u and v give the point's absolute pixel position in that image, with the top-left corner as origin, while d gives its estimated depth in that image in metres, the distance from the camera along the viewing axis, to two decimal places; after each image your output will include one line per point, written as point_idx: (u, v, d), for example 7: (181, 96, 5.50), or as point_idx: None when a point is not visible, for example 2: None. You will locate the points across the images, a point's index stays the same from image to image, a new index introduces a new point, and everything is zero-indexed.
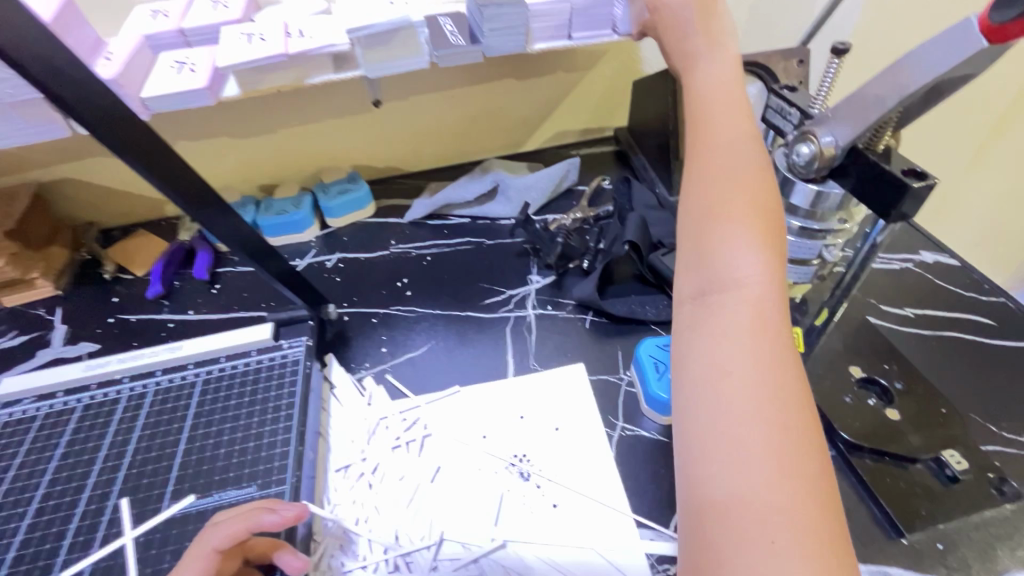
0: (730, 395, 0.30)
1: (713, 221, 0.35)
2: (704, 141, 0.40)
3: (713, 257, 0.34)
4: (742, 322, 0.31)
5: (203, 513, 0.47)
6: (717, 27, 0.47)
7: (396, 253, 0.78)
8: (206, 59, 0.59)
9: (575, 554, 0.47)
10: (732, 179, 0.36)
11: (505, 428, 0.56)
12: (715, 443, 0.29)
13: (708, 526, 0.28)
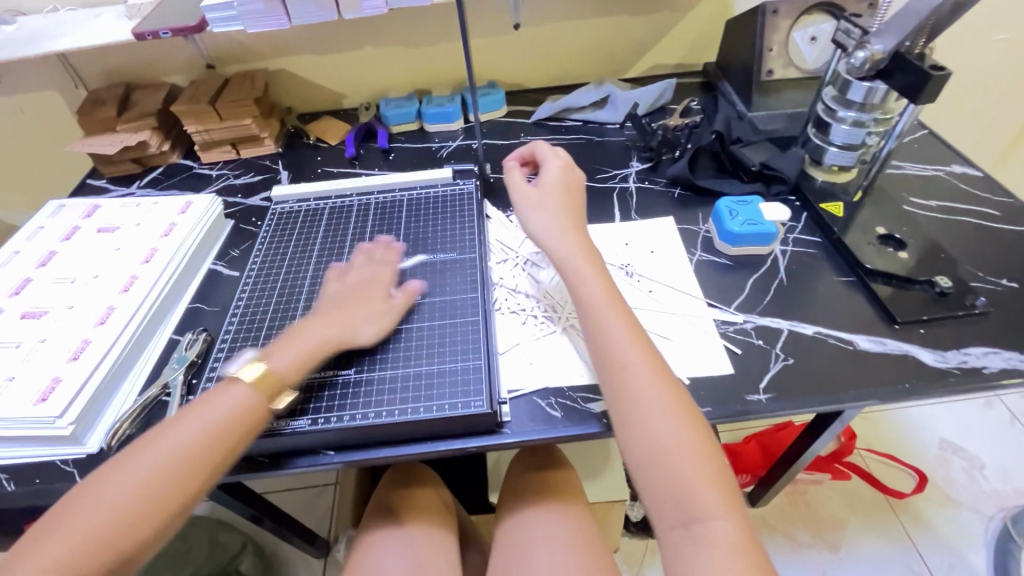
0: (639, 399, 0.53)
1: (644, 395, 0.53)
2: (611, 332, 0.57)
3: (651, 419, 0.52)
4: (623, 353, 0.55)
5: (425, 263, 0.72)
6: (575, 213, 0.68)
7: (526, 142, 1.01)
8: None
9: (665, 316, 0.69)
10: (637, 352, 0.55)
11: (616, 248, 0.78)
12: (681, 516, 0.48)
13: (694, 551, 0.46)
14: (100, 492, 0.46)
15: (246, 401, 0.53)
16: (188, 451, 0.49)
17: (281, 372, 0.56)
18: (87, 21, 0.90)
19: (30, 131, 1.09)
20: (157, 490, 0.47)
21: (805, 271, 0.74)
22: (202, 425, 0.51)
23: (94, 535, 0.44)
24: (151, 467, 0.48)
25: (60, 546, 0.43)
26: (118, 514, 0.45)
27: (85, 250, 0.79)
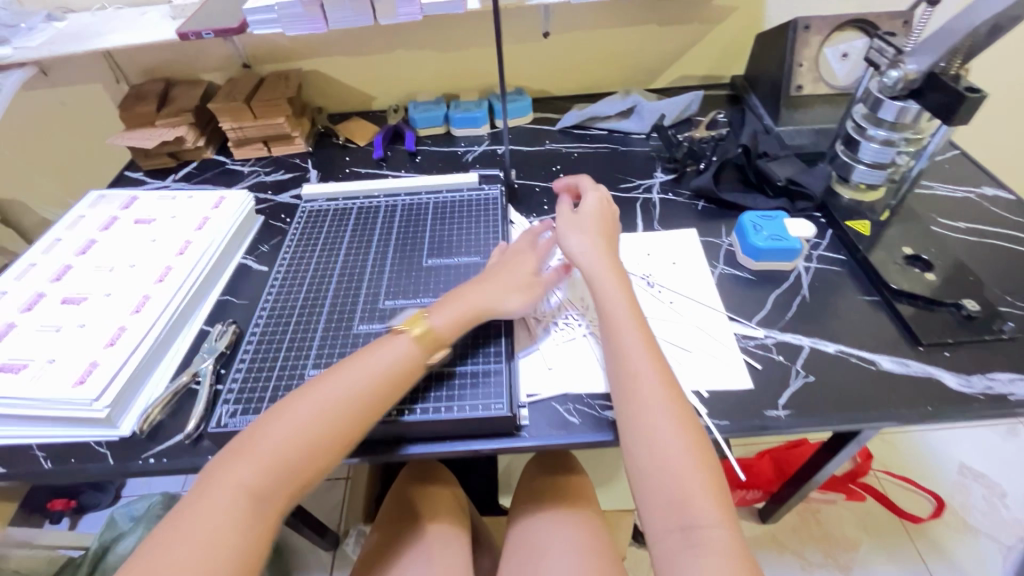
0: (645, 404, 0.55)
1: (650, 404, 0.54)
2: (624, 342, 0.58)
3: (652, 426, 0.53)
4: (637, 366, 0.57)
5: (450, 265, 0.73)
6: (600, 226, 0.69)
7: (551, 149, 1.02)
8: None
9: (686, 327, 0.69)
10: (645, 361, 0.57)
11: (638, 258, 0.79)
12: (677, 525, 0.49)
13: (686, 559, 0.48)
14: (279, 428, 0.51)
15: (409, 356, 0.57)
16: (360, 396, 0.54)
17: (444, 331, 0.60)
18: (133, 19, 0.93)
19: (73, 123, 1.13)
20: (326, 428, 0.52)
21: (828, 288, 0.74)
22: (372, 372, 0.55)
23: (280, 462, 0.50)
24: (319, 411, 0.52)
25: (252, 467, 0.49)
26: (292, 446, 0.51)
27: (124, 239, 0.82)
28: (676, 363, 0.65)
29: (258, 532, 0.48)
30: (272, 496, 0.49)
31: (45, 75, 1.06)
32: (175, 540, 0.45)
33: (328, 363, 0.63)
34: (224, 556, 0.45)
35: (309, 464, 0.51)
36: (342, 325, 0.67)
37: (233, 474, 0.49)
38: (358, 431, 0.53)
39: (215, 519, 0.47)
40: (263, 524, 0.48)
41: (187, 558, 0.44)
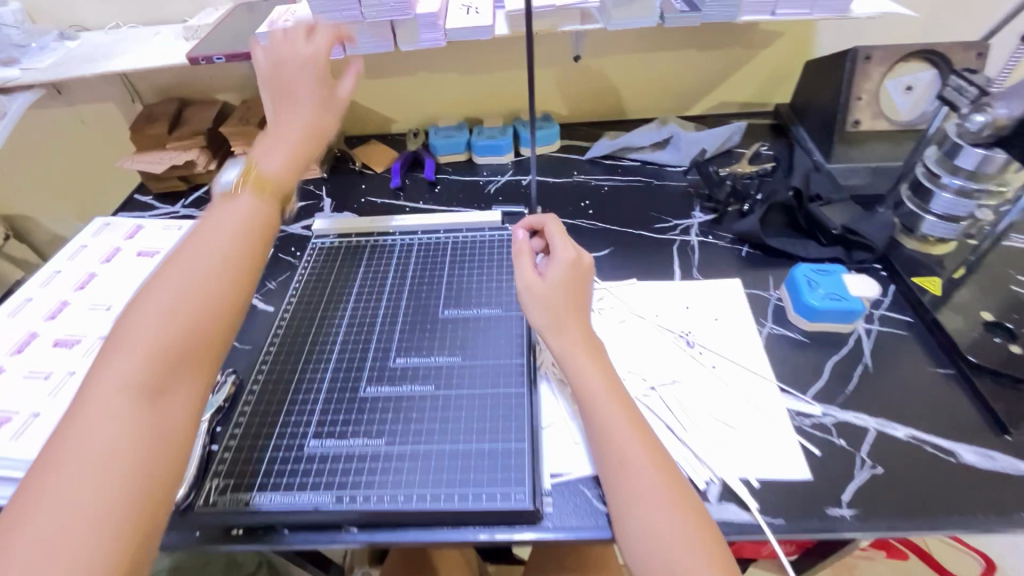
0: (623, 463, 0.47)
1: (627, 456, 0.47)
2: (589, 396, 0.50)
3: (632, 485, 0.45)
4: (624, 445, 0.47)
5: (468, 318, 0.67)
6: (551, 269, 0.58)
7: (579, 182, 0.95)
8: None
9: (731, 401, 0.61)
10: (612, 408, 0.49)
11: (675, 313, 0.71)
12: None
13: None
14: (127, 339, 0.42)
15: (259, 212, 0.52)
16: (236, 235, 0.49)
17: (279, 171, 0.55)
18: (146, 39, 0.89)
19: (86, 142, 1.10)
20: (205, 346, 0.44)
21: (894, 357, 0.65)
22: (241, 220, 0.50)
23: (167, 317, 0.43)
24: (194, 263, 0.46)
25: (125, 368, 0.41)
26: (190, 291, 0.45)
27: (124, 273, 0.77)
28: (721, 444, 0.57)
29: (163, 424, 0.41)
30: (168, 374, 0.42)
31: (59, 94, 1.03)
32: (36, 506, 0.36)
33: (330, 433, 0.56)
34: (116, 497, 0.37)
35: (192, 378, 0.43)
36: (347, 385, 0.61)
37: (101, 381, 0.40)
38: (262, 252, 0.50)
39: (92, 454, 0.38)
40: (166, 423, 0.41)
41: (66, 512, 0.36)
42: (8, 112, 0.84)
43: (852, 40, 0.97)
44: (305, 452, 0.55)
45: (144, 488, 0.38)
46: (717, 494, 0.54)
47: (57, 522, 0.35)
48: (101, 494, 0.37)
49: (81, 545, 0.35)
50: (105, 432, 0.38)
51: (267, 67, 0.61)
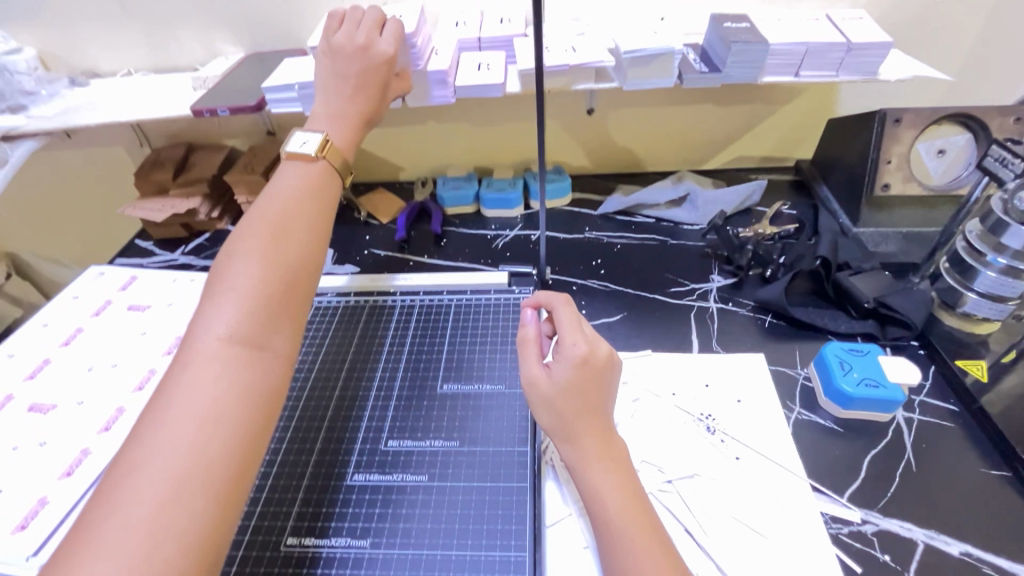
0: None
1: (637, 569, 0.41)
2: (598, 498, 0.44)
3: None
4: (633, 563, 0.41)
5: (468, 394, 0.62)
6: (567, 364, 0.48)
7: (591, 238, 0.91)
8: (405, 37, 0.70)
9: (758, 502, 0.55)
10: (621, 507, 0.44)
11: (693, 392, 0.65)
12: None
13: None
14: (220, 292, 0.45)
15: (326, 187, 0.56)
16: (301, 200, 0.53)
17: (339, 138, 0.59)
18: (155, 88, 0.89)
19: (93, 184, 1.08)
20: (287, 299, 0.47)
21: (940, 453, 0.59)
22: (308, 186, 0.54)
23: (258, 279, 0.46)
24: (268, 230, 0.49)
25: (222, 320, 0.43)
26: (272, 252, 0.48)
27: (113, 329, 0.74)
28: (747, 556, 0.51)
29: (262, 378, 0.43)
30: (263, 329, 0.45)
31: (67, 137, 1.01)
32: (150, 449, 0.38)
33: (310, 529, 0.51)
34: (226, 435, 0.40)
35: (279, 329, 0.46)
36: (333, 472, 0.55)
37: (196, 337, 0.43)
38: (327, 221, 0.54)
39: (199, 400, 0.40)
40: (264, 375, 0.44)
41: (182, 449, 0.38)
42: (10, 159, 0.82)
43: (876, 98, 0.94)
44: (282, 552, 0.50)
45: (245, 429, 0.41)
46: None
47: (170, 460, 0.38)
48: (204, 441, 0.39)
49: (201, 480, 0.38)
50: (209, 381, 0.41)
51: (341, 42, 0.62)
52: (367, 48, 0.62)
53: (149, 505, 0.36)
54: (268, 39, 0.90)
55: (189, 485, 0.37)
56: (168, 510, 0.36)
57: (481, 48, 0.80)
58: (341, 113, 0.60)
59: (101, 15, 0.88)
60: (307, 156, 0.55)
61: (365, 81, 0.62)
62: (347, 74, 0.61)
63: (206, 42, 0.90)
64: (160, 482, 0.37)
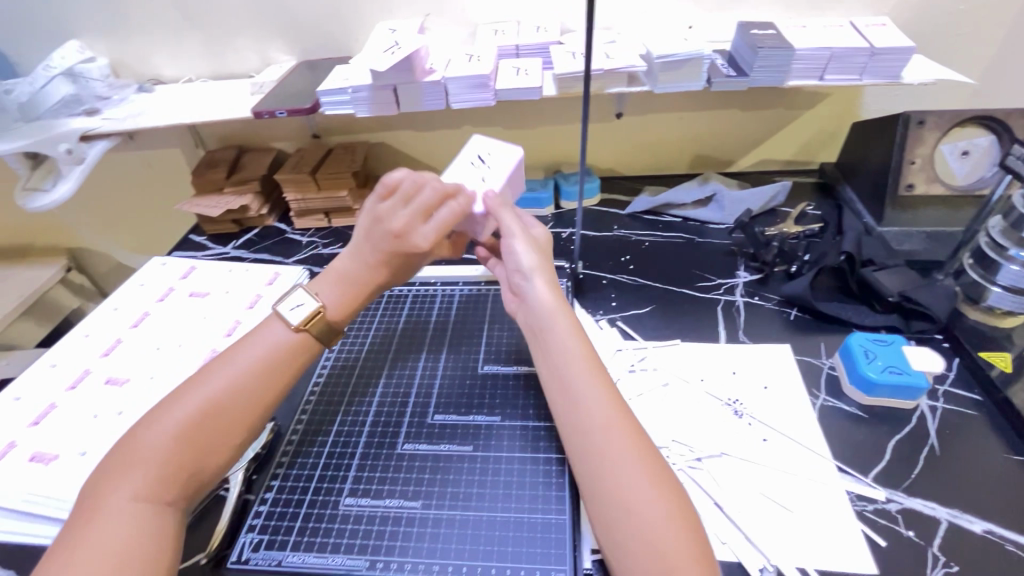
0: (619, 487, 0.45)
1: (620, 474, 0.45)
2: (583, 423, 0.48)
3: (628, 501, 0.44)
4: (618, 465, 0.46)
5: (509, 375, 0.66)
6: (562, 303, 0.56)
7: (620, 236, 0.95)
8: (506, 159, 0.65)
9: (785, 479, 0.58)
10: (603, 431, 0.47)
11: (720, 378, 0.68)
12: None
13: None
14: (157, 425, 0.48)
15: (277, 345, 0.54)
16: (257, 345, 0.54)
17: (333, 309, 0.56)
18: (216, 93, 0.96)
19: (151, 183, 1.16)
20: (214, 428, 0.49)
21: (964, 440, 0.61)
22: (256, 350, 0.53)
23: (187, 424, 0.48)
24: (216, 368, 0.52)
25: (149, 464, 0.47)
26: (206, 402, 0.50)
27: (177, 313, 0.80)
28: (774, 527, 0.54)
29: (160, 537, 0.45)
30: (169, 489, 0.47)
31: (131, 140, 1.10)
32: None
33: (365, 490, 0.56)
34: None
35: (195, 461, 0.48)
36: (385, 440, 0.60)
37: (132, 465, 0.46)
38: (261, 403, 0.52)
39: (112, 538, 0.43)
40: (164, 540, 0.45)
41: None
42: (87, 158, 0.88)
43: (900, 103, 0.96)
44: (340, 510, 0.54)
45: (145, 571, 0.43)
46: None
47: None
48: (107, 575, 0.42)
49: None
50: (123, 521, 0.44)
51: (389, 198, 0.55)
52: (412, 201, 0.55)
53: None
54: (318, 48, 0.97)
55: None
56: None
57: (518, 54, 0.85)
58: (354, 279, 0.58)
59: (168, 26, 0.95)
60: (291, 326, 0.54)
61: (385, 254, 0.57)
62: (381, 230, 0.56)
63: (261, 51, 0.97)
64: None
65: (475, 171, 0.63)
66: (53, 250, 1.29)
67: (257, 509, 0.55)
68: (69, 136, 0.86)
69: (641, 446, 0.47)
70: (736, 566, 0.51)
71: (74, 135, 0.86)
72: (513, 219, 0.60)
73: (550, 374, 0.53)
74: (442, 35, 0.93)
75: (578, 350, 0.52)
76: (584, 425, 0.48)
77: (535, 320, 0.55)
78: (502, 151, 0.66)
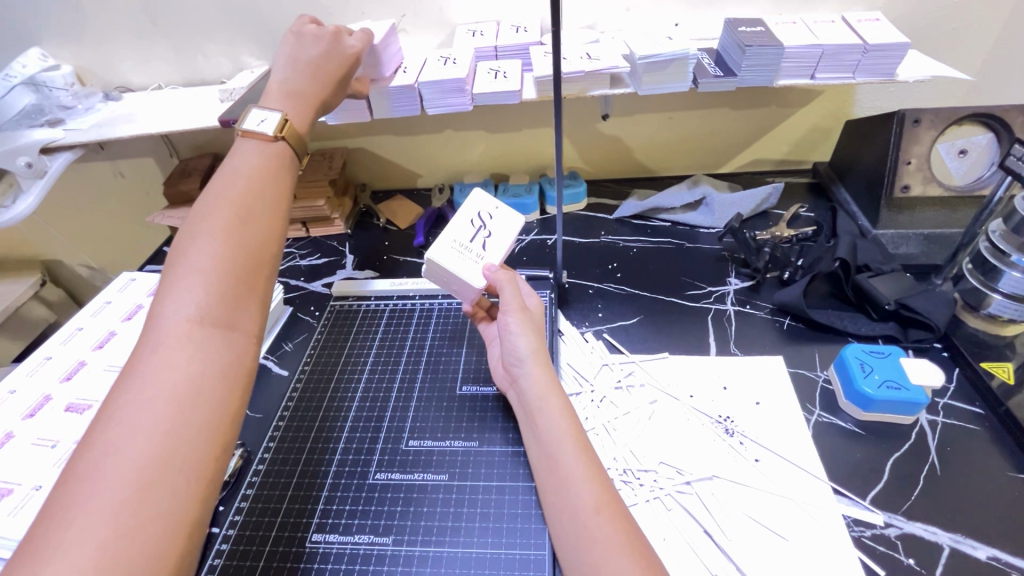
0: (576, 521, 0.45)
1: (577, 509, 0.45)
2: (554, 465, 0.48)
3: (582, 530, 0.44)
4: (575, 494, 0.46)
5: (486, 397, 0.63)
6: (539, 342, 0.56)
7: (607, 242, 0.91)
8: (508, 233, 0.60)
9: (780, 503, 0.55)
10: (569, 467, 0.47)
11: (710, 394, 0.65)
12: None
13: None
14: (180, 274, 0.45)
15: (278, 160, 0.57)
16: (258, 183, 0.54)
17: (297, 119, 0.61)
18: (184, 100, 0.92)
19: (126, 192, 1.13)
20: (249, 263, 0.49)
21: (965, 457, 0.58)
22: (263, 164, 0.56)
23: (222, 262, 0.47)
24: (230, 209, 0.50)
25: (190, 302, 0.44)
26: (234, 233, 0.49)
27: (144, 330, 0.77)
28: (768, 556, 0.51)
29: (231, 356, 0.44)
30: (234, 293, 0.47)
31: (100, 149, 1.05)
32: (119, 432, 0.38)
33: (333, 526, 0.52)
34: (203, 415, 0.41)
35: (235, 302, 0.46)
36: (356, 469, 0.57)
37: (165, 320, 0.43)
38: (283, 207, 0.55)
39: (166, 384, 0.40)
40: (237, 354, 0.45)
41: (151, 427, 0.39)
42: (50, 171, 0.85)
43: (895, 100, 0.93)
44: (306, 548, 0.51)
45: (223, 406, 0.42)
46: None
47: (139, 446, 0.38)
48: (180, 415, 0.40)
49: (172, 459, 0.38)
50: (174, 366, 0.41)
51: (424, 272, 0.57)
52: (333, 44, 0.66)
53: (121, 483, 0.36)
54: None
55: (168, 471, 0.38)
56: (146, 493, 0.37)
57: (497, 56, 0.81)
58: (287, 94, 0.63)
59: (133, 31, 0.91)
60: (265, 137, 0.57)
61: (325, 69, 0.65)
62: (303, 66, 0.64)
63: (232, 56, 0.94)
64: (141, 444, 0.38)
65: (470, 254, 0.58)
66: (28, 262, 1.26)
67: (218, 548, 0.52)
68: (28, 149, 0.82)
69: (640, 539, 0.43)
70: None
71: (34, 148, 0.83)
72: (507, 292, 0.57)
73: (540, 456, 0.50)
74: (419, 37, 0.89)
75: (572, 432, 0.49)
76: (571, 507, 0.46)
77: (527, 402, 0.53)
78: (506, 219, 0.61)
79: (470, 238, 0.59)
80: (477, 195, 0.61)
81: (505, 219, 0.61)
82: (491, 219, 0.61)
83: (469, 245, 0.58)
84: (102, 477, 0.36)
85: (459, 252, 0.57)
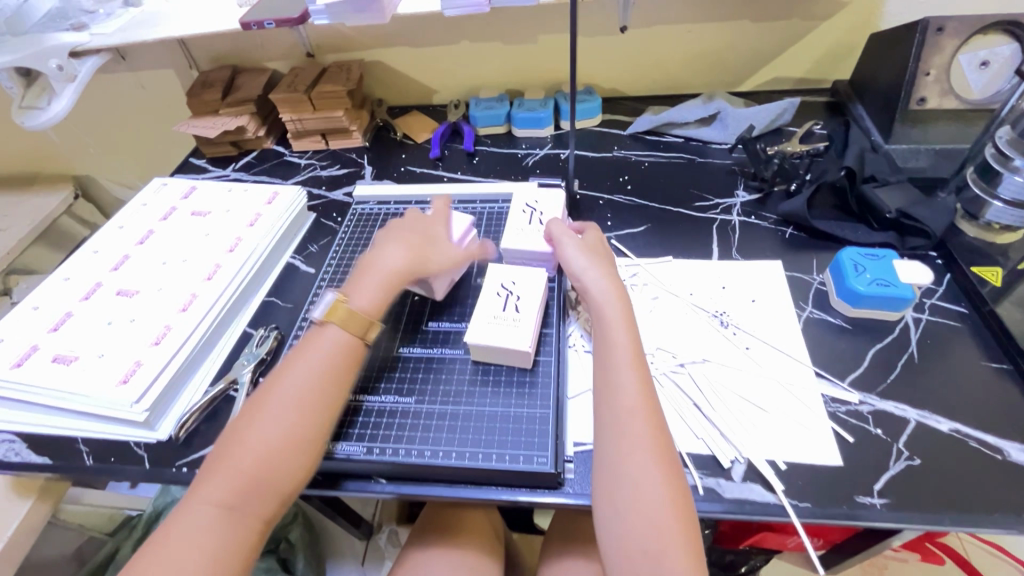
0: (614, 418, 0.50)
1: (617, 411, 0.50)
2: (603, 365, 0.53)
3: (619, 431, 0.49)
4: (618, 390, 0.51)
5: None
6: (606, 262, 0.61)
7: (620, 156, 0.93)
8: (556, 207, 0.70)
9: (764, 384, 0.60)
10: (617, 370, 0.52)
11: (708, 294, 0.70)
12: (641, 529, 0.45)
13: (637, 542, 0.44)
14: (282, 391, 0.51)
15: (345, 341, 0.55)
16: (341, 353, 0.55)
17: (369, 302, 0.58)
18: (202, 6, 0.92)
19: (149, 106, 1.15)
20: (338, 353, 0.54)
21: (943, 349, 0.62)
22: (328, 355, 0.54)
23: (292, 399, 0.51)
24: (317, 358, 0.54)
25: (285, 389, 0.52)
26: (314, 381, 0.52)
27: (180, 230, 0.82)
28: (749, 426, 0.57)
29: (283, 445, 0.49)
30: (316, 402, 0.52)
31: (122, 59, 1.07)
32: (216, 471, 0.47)
33: (361, 388, 0.59)
34: (282, 465, 0.48)
35: (310, 457, 0.50)
36: (381, 344, 0.63)
37: (275, 398, 0.51)
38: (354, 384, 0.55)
39: (250, 453, 0.48)
40: (295, 451, 0.49)
41: (225, 486, 0.46)
42: (79, 75, 0.88)
43: (924, 12, 0.90)
44: (339, 404, 0.58)
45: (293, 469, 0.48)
46: (742, 471, 0.54)
47: (223, 486, 0.46)
48: (228, 518, 0.45)
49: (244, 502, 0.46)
50: (258, 442, 0.48)
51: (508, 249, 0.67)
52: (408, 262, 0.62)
53: (213, 507, 0.45)
54: None
55: (251, 494, 0.46)
56: (225, 522, 0.45)
57: None
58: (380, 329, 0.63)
59: None
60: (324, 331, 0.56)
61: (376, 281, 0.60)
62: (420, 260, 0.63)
63: None
64: (216, 498, 0.46)
65: (534, 229, 0.68)
66: (61, 176, 1.31)
67: None
68: (59, 52, 0.84)
69: (665, 445, 0.49)
70: (709, 457, 0.55)
71: (63, 50, 0.85)
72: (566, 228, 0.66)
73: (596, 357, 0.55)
74: None
75: (627, 335, 0.55)
76: (614, 406, 0.50)
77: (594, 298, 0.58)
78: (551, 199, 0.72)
79: (528, 218, 0.69)
80: (519, 194, 0.73)
81: (551, 198, 0.72)
82: (543, 201, 0.72)
83: (531, 224, 0.68)
84: (210, 492, 0.46)
85: (523, 230, 0.67)
